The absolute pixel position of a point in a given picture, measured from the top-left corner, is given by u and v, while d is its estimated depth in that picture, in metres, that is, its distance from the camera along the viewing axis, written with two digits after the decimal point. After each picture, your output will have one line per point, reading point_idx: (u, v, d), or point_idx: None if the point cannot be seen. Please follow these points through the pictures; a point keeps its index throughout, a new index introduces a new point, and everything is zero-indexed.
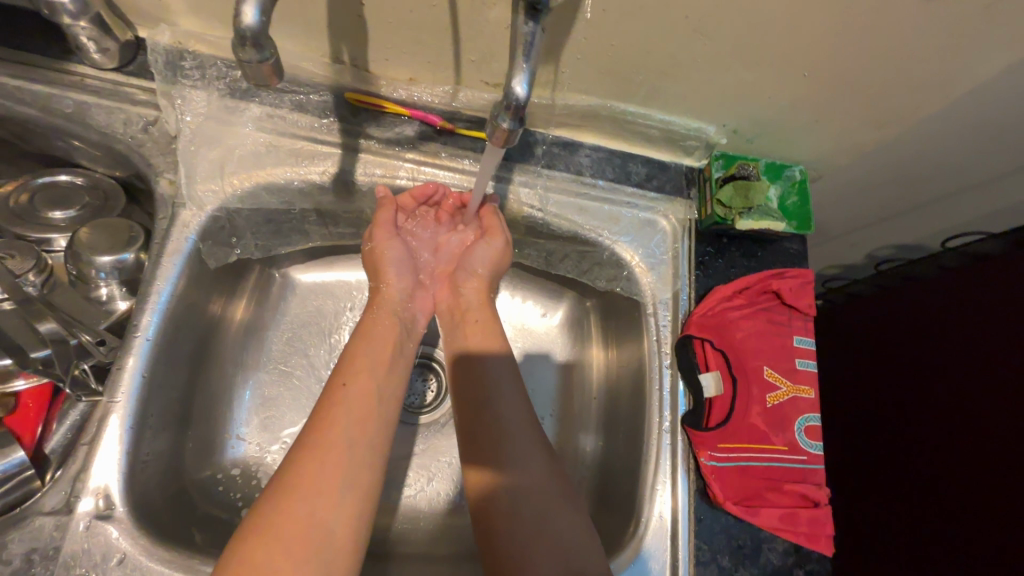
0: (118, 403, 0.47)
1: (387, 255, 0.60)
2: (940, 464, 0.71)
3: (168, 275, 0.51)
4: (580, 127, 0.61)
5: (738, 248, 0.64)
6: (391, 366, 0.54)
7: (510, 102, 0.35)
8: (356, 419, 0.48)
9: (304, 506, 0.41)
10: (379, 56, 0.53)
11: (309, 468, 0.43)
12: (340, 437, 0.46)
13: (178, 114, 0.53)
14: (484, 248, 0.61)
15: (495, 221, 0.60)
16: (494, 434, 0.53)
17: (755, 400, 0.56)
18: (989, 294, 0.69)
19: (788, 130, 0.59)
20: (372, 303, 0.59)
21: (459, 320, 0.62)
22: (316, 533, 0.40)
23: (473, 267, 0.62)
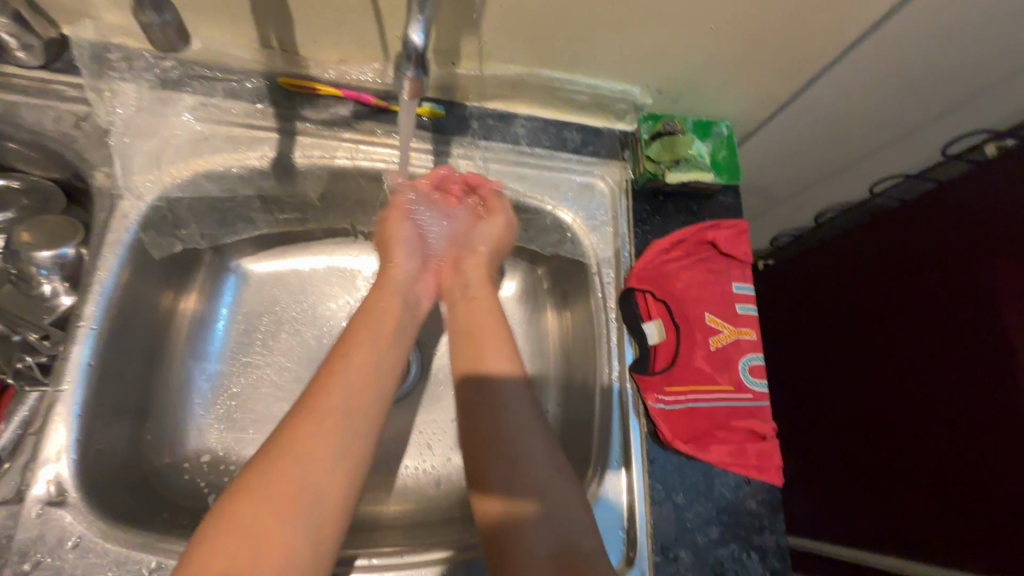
0: (65, 391, 0.47)
1: (398, 233, 0.59)
2: (909, 418, 0.70)
3: (111, 265, 0.51)
4: (513, 99, 0.63)
5: (676, 205, 0.66)
6: (339, 439, 0.42)
7: (410, 51, 0.36)
8: (266, 534, 0.37)
9: (296, 465, 0.40)
10: (306, 39, 0.55)
11: (261, 483, 0.39)
12: (336, 402, 0.44)
13: (109, 106, 0.53)
14: (485, 228, 0.60)
15: (499, 203, 0.60)
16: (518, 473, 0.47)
17: (699, 344, 0.58)
18: (932, 239, 0.69)
19: (711, 85, 0.62)
20: (378, 284, 0.56)
21: (459, 300, 0.59)
22: (303, 489, 0.39)
23: (475, 247, 0.61)
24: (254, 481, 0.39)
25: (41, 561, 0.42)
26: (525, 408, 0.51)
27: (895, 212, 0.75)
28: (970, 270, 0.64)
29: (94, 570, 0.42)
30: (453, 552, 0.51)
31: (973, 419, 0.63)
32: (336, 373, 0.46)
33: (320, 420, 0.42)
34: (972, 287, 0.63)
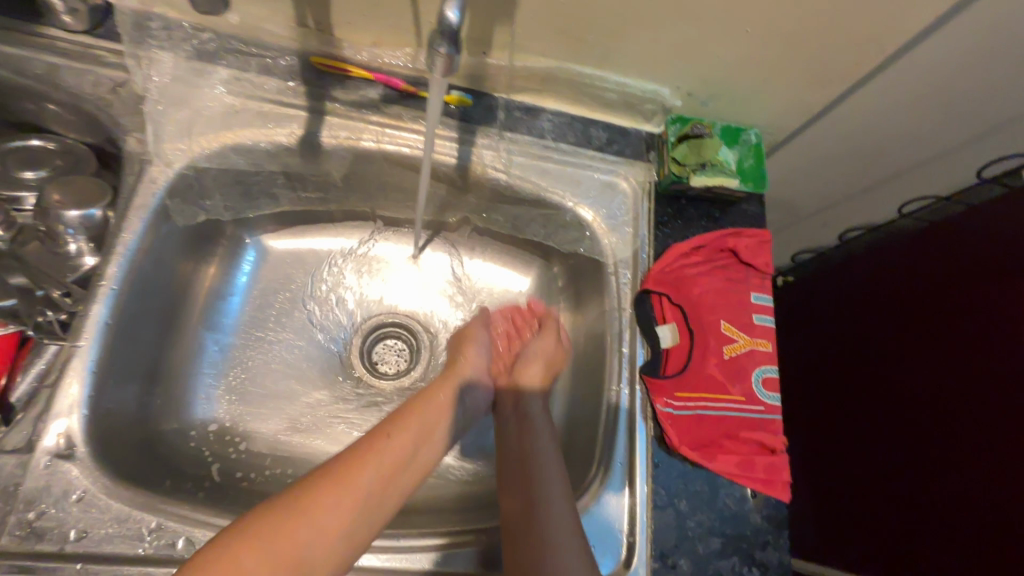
0: (81, 347, 0.48)
1: (476, 333, 0.63)
2: (941, 462, 0.65)
3: (135, 228, 0.52)
4: (542, 92, 0.63)
5: (699, 210, 0.66)
6: (357, 519, 0.44)
7: (446, 29, 0.37)
8: (313, 524, 0.41)
9: (305, 533, 0.41)
10: (342, 19, 0.55)
11: (260, 543, 0.39)
12: (366, 479, 0.45)
13: (146, 74, 0.54)
14: (541, 342, 0.65)
15: (553, 332, 0.66)
16: (529, 531, 0.48)
17: (712, 351, 0.58)
18: (971, 273, 0.65)
19: (742, 91, 0.61)
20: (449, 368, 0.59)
21: (512, 405, 0.61)
22: (303, 561, 0.40)
23: (530, 360, 0.64)
24: (260, 532, 0.40)
25: (46, 511, 0.43)
26: (561, 480, 0.52)
27: (922, 232, 0.73)
28: (1010, 312, 0.60)
29: (96, 524, 0.43)
30: (451, 539, 0.51)
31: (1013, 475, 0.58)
32: (380, 441, 0.48)
33: (348, 489, 0.44)
34: (999, 313, 0.61)
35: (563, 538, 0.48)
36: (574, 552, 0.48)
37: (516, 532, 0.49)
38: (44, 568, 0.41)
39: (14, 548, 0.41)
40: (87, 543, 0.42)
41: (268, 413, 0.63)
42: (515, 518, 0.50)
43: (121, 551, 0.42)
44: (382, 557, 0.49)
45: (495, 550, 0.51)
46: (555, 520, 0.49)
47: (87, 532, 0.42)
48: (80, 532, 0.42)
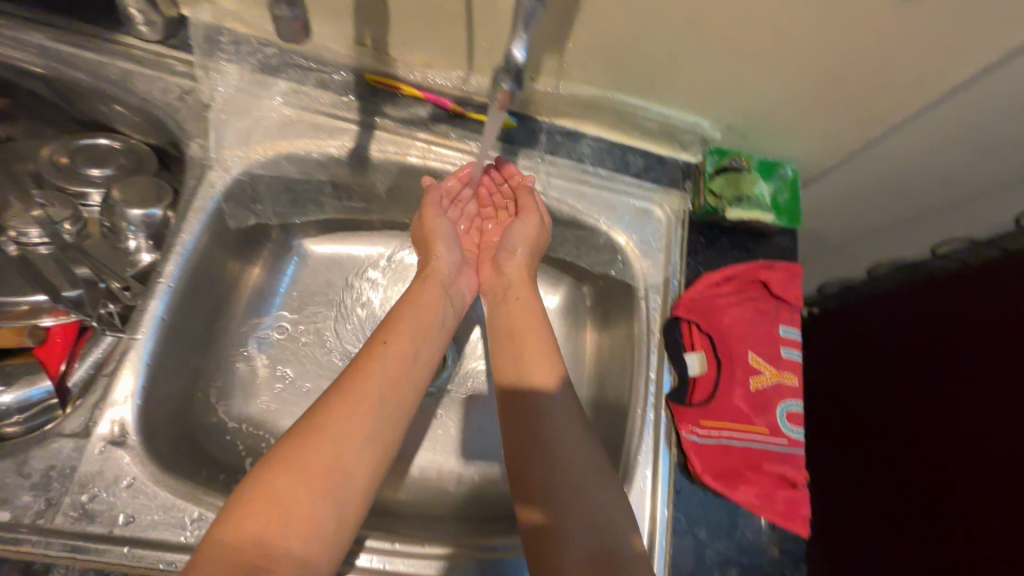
0: (138, 340, 0.50)
1: (437, 230, 0.62)
2: (945, 512, 0.64)
3: (193, 229, 0.55)
4: (583, 118, 0.65)
5: (731, 240, 0.67)
6: (372, 423, 0.45)
7: (510, 66, 0.38)
8: (338, 435, 0.43)
9: (330, 445, 0.42)
10: (398, 40, 0.58)
11: (293, 462, 0.41)
12: (372, 387, 0.47)
13: (212, 84, 0.58)
14: (521, 226, 0.63)
15: (530, 199, 0.62)
16: (532, 416, 0.54)
17: (738, 381, 0.59)
18: (986, 321, 0.63)
19: (782, 127, 0.62)
20: (423, 273, 0.60)
21: (501, 298, 0.64)
22: (335, 469, 0.42)
23: (512, 247, 0.64)
24: (290, 453, 0.41)
25: (97, 495, 0.45)
26: (567, 400, 0.55)
27: (937, 276, 0.71)
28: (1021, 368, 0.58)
29: (143, 510, 0.45)
30: (454, 549, 0.52)
31: (988, 533, 0.59)
32: (375, 354, 0.50)
33: (358, 401, 0.45)
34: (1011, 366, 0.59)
35: (560, 411, 0.54)
36: (573, 420, 0.54)
37: (512, 423, 0.55)
38: (93, 550, 0.43)
39: (67, 528, 0.43)
40: (135, 528, 0.44)
41: (298, 412, 0.64)
42: (511, 392, 0.56)
43: (165, 538, 0.45)
44: (408, 563, 0.50)
45: (516, 562, 0.51)
46: (553, 402, 0.55)
47: (134, 517, 0.45)
48: (128, 517, 0.45)
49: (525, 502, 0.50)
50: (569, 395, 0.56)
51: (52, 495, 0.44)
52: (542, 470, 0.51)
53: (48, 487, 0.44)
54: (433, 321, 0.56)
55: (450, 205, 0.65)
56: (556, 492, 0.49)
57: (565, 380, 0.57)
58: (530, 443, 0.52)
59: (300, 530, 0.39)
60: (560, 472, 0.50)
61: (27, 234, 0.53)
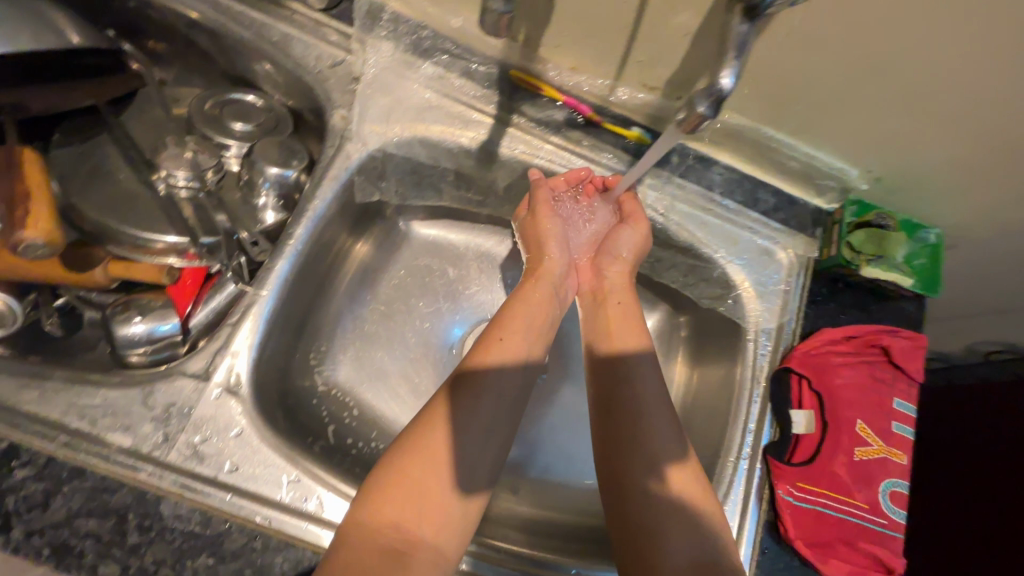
0: (262, 296, 0.52)
1: (548, 227, 0.58)
2: None
3: (325, 196, 0.56)
4: (720, 145, 0.62)
5: (853, 297, 0.63)
6: (492, 418, 0.45)
7: (713, 92, 0.37)
8: (463, 427, 0.43)
9: (455, 440, 0.43)
10: (551, 41, 0.57)
11: (422, 454, 0.42)
12: (491, 384, 0.46)
13: (365, 59, 0.60)
14: (630, 232, 0.60)
15: (637, 206, 0.60)
16: (630, 413, 0.49)
17: (844, 449, 0.55)
18: None
19: (936, 189, 0.58)
20: (535, 274, 0.57)
21: (601, 302, 0.59)
22: (462, 461, 0.42)
23: (618, 251, 0.60)
24: (417, 444, 0.42)
25: (208, 439, 0.46)
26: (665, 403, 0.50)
27: None
28: None
29: (247, 461, 0.46)
30: (477, 547, 0.50)
31: None
32: (492, 350, 0.49)
33: (480, 397, 0.45)
34: None
35: (661, 415, 0.50)
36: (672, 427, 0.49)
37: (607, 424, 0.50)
38: (200, 491, 0.44)
39: (179, 465, 0.45)
40: (238, 477, 0.46)
41: (382, 390, 0.65)
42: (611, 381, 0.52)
43: (265, 492, 0.46)
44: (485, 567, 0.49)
45: None
46: (657, 406, 0.50)
47: (240, 466, 0.46)
48: (233, 465, 0.46)
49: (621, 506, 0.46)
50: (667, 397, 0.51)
51: (170, 430, 0.46)
52: (640, 475, 0.46)
53: (167, 422, 0.46)
54: (544, 318, 0.54)
55: (557, 203, 0.60)
56: (651, 497, 0.46)
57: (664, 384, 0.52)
58: (626, 443, 0.48)
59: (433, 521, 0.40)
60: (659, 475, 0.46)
61: (175, 176, 0.55)
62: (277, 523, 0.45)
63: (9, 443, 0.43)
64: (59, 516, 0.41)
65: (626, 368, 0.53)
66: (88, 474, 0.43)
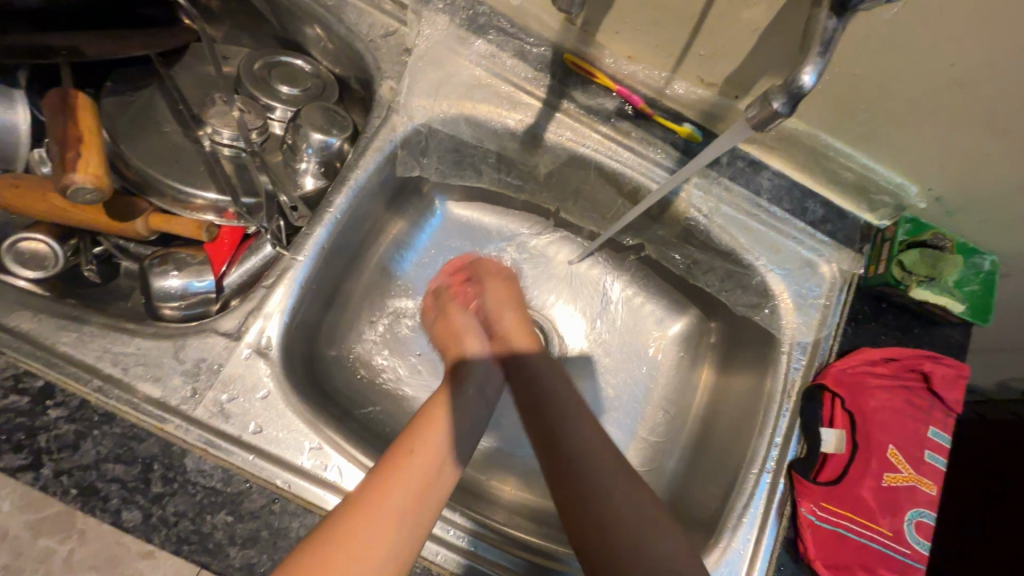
0: (298, 261, 0.52)
1: (456, 320, 0.60)
2: None
3: (368, 166, 0.56)
4: (773, 149, 0.60)
5: (896, 318, 0.61)
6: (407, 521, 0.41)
7: (792, 90, 0.35)
8: (375, 527, 0.40)
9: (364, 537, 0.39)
10: (611, 27, 0.55)
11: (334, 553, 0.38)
12: (400, 488, 0.42)
13: (418, 31, 0.59)
14: (499, 291, 0.62)
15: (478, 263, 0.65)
16: (573, 452, 0.48)
17: (873, 473, 0.53)
18: None
19: (1000, 213, 0.55)
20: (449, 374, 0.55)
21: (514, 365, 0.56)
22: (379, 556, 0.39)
23: (501, 315, 0.60)
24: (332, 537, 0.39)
25: (235, 398, 0.47)
26: (595, 435, 0.49)
27: None
28: None
29: (272, 424, 0.47)
30: (481, 528, 0.49)
31: None
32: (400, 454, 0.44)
33: (386, 500, 0.41)
34: None
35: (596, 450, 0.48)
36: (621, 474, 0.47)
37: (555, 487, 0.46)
38: (224, 449, 0.44)
39: (205, 421, 0.45)
40: (261, 439, 0.46)
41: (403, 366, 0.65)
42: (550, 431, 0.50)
43: (286, 456, 0.46)
44: (496, 553, 0.48)
45: None
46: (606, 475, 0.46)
47: (263, 429, 0.46)
48: (257, 427, 0.46)
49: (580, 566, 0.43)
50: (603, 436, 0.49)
51: (199, 386, 0.46)
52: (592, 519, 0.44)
53: (196, 377, 0.47)
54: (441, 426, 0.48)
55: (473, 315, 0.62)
56: (615, 549, 0.43)
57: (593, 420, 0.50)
58: (573, 492, 0.46)
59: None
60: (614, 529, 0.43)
61: (220, 134, 0.55)
62: (296, 488, 0.45)
63: (45, 382, 0.43)
64: (88, 459, 0.42)
65: (552, 406, 0.51)
66: (118, 421, 0.43)
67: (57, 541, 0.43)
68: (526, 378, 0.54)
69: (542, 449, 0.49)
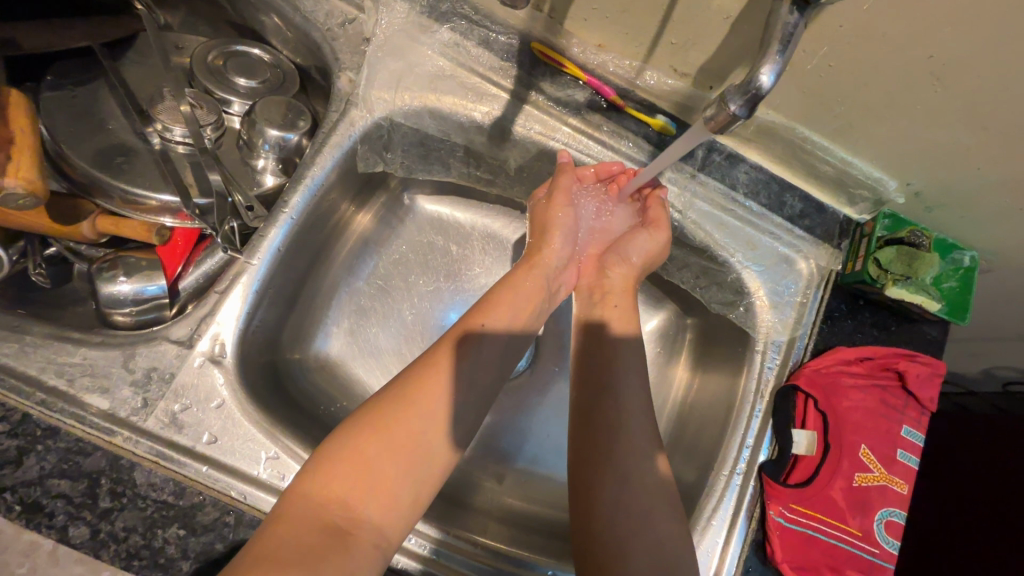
0: (252, 266, 0.50)
1: (559, 218, 0.57)
2: None
3: (325, 163, 0.53)
4: (750, 141, 0.58)
5: (872, 316, 0.60)
6: (410, 461, 0.39)
7: (750, 89, 0.34)
8: (380, 453, 0.38)
9: (374, 459, 0.38)
10: (578, 14, 0.52)
11: (342, 468, 0.37)
12: (414, 419, 0.40)
13: (377, 20, 0.56)
14: (645, 239, 0.57)
15: (662, 214, 0.58)
16: (609, 413, 0.50)
17: (843, 474, 0.53)
18: None
19: (980, 208, 0.54)
20: (531, 260, 0.56)
21: (598, 300, 0.59)
22: (383, 483, 0.38)
23: (627, 254, 0.58)
24: (340, 454, 0.38)
25: (188, 408, 0.45)
26: (643, 396, 0.51)
27: None
28: None
29: (226, 433, 0.45)
30: (444, 535, 0.49)
31: None
32: (410, 380, 0.43)
33: (399, 427, 0.39)
34: None
35: (639, 413, 0.50)
36: (646, 438, 0.49)
37: (583, 431, 0.50)
38: (176, 461, 0.43)
39: (157, 432, 0.44)
40: (215, 449, 0.45)
41: (372, 366, 0.63)
42: (592, 389, 0.52)
43: (242, 467, 0.45)
44: (462, 559, 0.48)
45: None
46: (641, 437, 0.48)
47: (218, 439, 0.45)
48: (212, 437, 0.45)
49: (584, 506, 0.46)
50: (643, 406, 0.51)
51: (149, 397, 0.45)
52: (614, 486, 0.46)
53: (147, 387, 0.45)
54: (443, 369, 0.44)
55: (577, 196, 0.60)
56: (627, 513, 0.45)
57: (645, 374, 0.53)
58: (604, 449, 0.48)
59: (381, 499, 0.37)
60: (635, 488, 0.46)
61: (171, 130, 0.52)
62: (251, 499, 0.44)
63: None
64: (32, 475, 0.41)
65: (609, 368, 0.53)
66: (62, 435, 0.42)
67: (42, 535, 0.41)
68: (586, 346, 0.56)
69: (580, 410, 0.51)
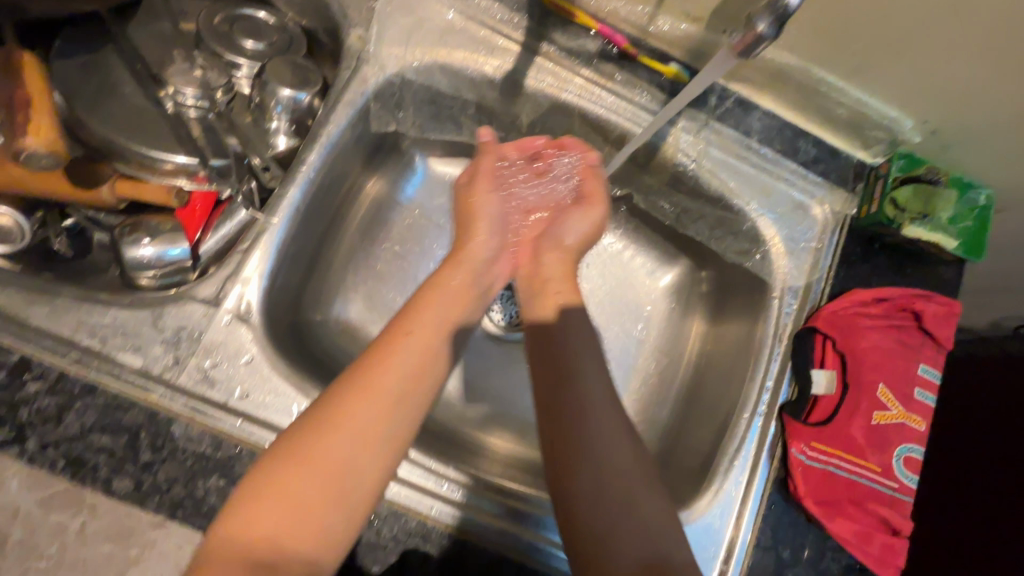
0: (272, 225, 0.50)
1: (483, 208, 0.52)
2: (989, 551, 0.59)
3: (339, 121, 0.53)
4: (764, 85, 0.58)
5: (887, 258, 0.60)
6: (342, 483, 0.34)
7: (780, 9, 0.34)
8: (308, 481, 0.33)
9: (300, 490, 0.33)
10: None
11: (262, 504, 0.32)
12: (340, 439, 0.34)
13: None
14: (579, 218, 0.55)
15: (597, 188, 0.56)
16: (571, 398, 0.43)
17: (863, 412, 0.53)
18: None
19: (996, 144, 0.54)
20: (454, 255, 0.49)
21: (537, 292, 0.51)
22: (313, 515, 0.33)
23: (562, 238, 0.55)
24: (261, 489, 0.33)
25: (218, 365, 0.46)
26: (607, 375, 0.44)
27: None
28: None
29: (257, 388, 0.46)
30: (473, 481, 0.50)
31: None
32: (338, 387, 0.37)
33: (325, 448, 0.34)
34: None
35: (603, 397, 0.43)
36: (616, 417, 0.42)
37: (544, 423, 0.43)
38: (211, 415, 0.44)
39: (190, 388, 0.45)
40: (248, 404, 0.46)
41: None
42: (553, 377, 0.44)
43: (275, 420, 0.46)
44: (493, 503, 0.49)
45: None
46: (610, 425, 0.42)
47: (249, 394, 0.46)
48: (243, 392, 0.46)
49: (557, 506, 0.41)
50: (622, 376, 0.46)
51: (180, 354, 0.45)
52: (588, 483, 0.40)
53: (177, 346, 0.46)
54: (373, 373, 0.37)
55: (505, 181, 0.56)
56: (600, 512, 0.39)
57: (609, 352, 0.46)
58: (571, 443, 0.41)
59: (314, 531, 0.33)
60: (608, 483, 0.40)
61: (183, 94, 0.51)
62: None
63: (22, 355, 0.43)
64: (73, 431, 0.42)
65: (571, 352, 0.45)
66: (100, 392, 0.43)
67: (69, 516, 0.41)
68: (545, 327, 0.48)
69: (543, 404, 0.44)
